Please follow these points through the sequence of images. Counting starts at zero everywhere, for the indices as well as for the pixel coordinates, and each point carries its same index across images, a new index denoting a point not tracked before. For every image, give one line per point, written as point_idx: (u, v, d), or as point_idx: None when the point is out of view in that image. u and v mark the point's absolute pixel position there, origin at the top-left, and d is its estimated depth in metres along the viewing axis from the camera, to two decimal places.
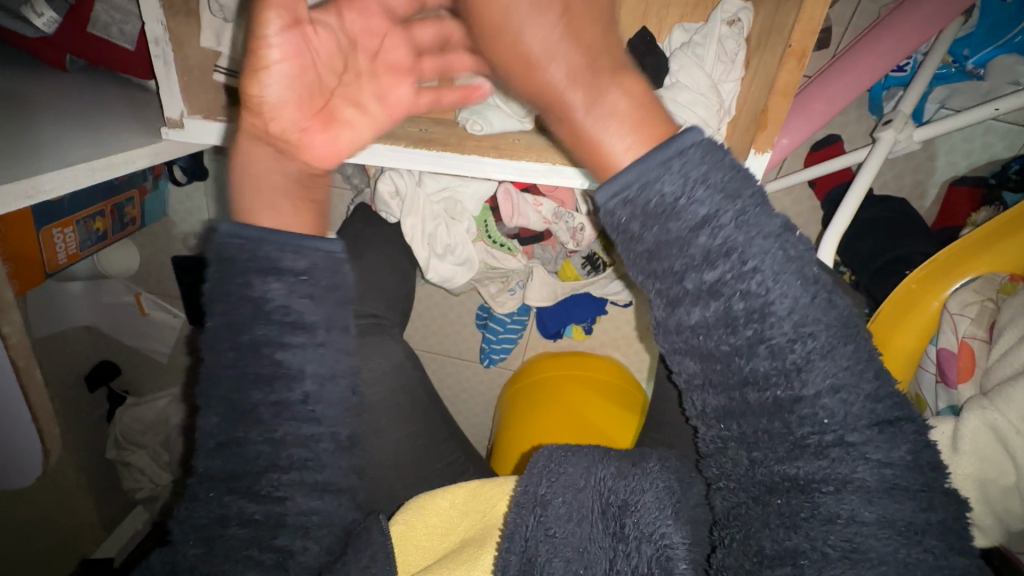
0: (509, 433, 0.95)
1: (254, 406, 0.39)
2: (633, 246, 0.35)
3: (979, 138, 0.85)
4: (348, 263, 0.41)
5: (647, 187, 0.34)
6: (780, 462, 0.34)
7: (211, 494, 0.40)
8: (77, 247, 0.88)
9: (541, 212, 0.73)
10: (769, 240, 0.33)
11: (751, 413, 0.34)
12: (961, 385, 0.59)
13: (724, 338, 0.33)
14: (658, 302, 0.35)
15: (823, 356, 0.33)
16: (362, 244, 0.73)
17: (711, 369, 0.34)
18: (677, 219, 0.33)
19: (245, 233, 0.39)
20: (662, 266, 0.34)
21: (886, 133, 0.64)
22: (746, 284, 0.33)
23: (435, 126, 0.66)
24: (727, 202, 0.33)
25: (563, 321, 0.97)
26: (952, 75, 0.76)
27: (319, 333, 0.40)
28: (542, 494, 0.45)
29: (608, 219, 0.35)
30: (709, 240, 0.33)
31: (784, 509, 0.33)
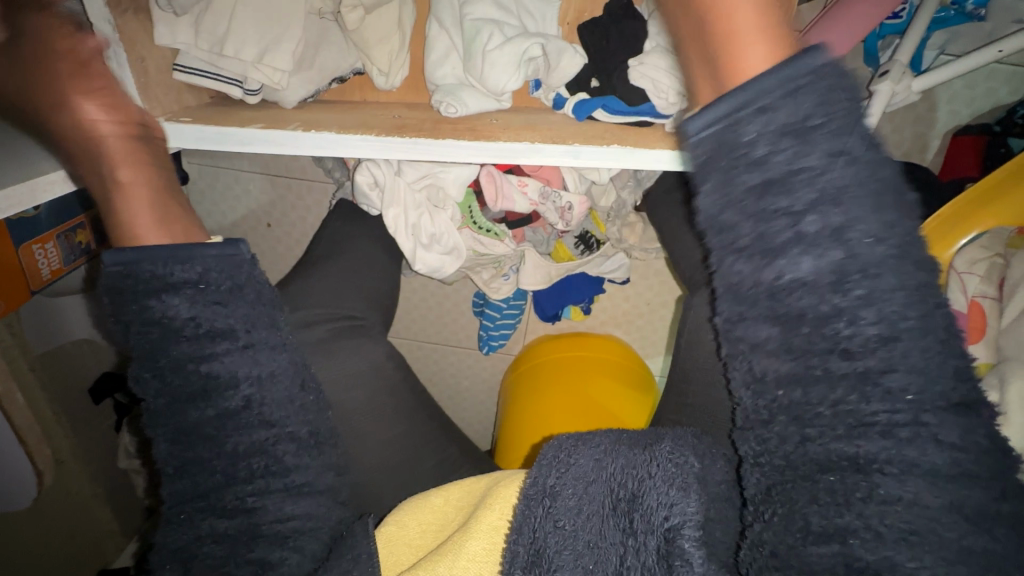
0: (514, 420, 0.94)
1: (196, 425, 0.41)
2: (740, 174, 0.33)
3: (982, 83, 0.81)
4: (250, 265, 0.44)
5: (788, 100, 0.31)
6: (838, 440, 0.31)
7: (182, 517, 0.41)
8: (61, 262, 0.86)
9: (528, 193, 0.70)
10: (877, 185, 0.32)
11: (825, 381, 0.32)
12: (973, 347, 0.57)
13: (828, 296, 0.31)
14: (752, 250, 0.33)
15: (876, 308, 0.31)
16: (341, 242, 0.71)
17: (792, 332, 0.32)
18: (799, 157, 0.31)
19: (123, 258, 0.41)
20: (775, 203, 0.32)
21: (883, 85, 0.60)
22: (867, 229, 0.31)
23: (409, 113, 0.63)
24: (862, 134, 0.32)
25: (560, 302, 0.95)
26: (952, 17, 0.72)
27: (241, 337, 0.42)
28: (552, 485, 0.43)
29: (727, 137, 0.33)
30: (839, 170, 0.31)
31: (822, 490, 0.31)
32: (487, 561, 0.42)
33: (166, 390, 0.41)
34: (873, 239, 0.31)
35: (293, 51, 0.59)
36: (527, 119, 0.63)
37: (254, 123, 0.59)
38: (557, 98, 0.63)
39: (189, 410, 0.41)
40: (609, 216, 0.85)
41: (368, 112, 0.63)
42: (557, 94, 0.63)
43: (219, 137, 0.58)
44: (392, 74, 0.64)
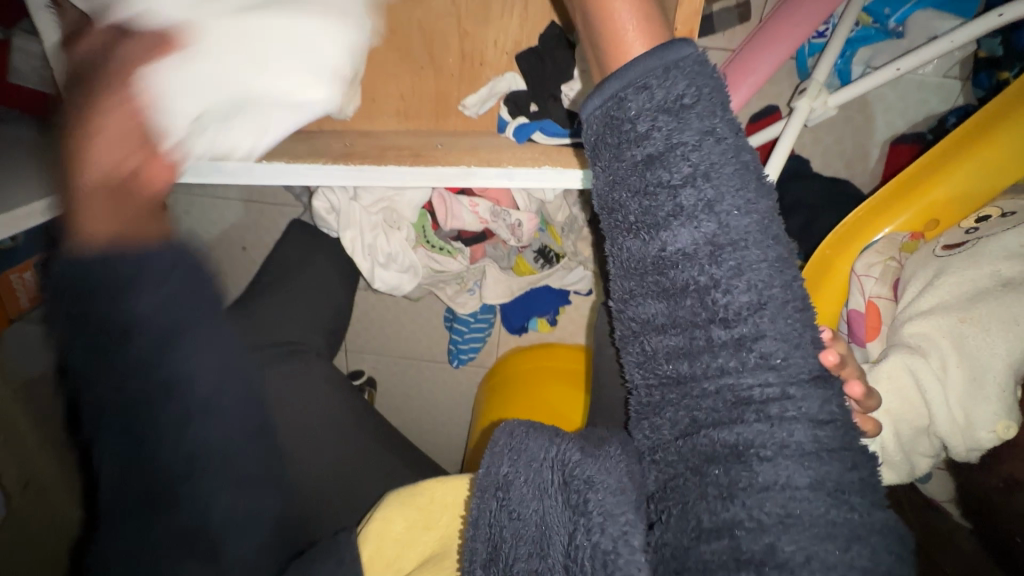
0: (484, 429, 0.98)
1: None
2: (627, 152, 0.32)
3: (914, 94, 0.85)
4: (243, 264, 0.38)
5: (668, 79, 0.31)
6: (721, 430, 0.31)
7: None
8: (38, 291, 0.89)
9: (478, 211, 0.74)
10: (749, 172, 0.32)
11: (707, 351, 0.32)
12: (870, 343, 0.60)
13: (703, 266, 0.31)
14: (636, 227, 0.33)
15: (763, 286, 0.31)
16: (295, 267, 0.74)
17: (677, 305, 0.32)
18: (675, 132, 0.31)
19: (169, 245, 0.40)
20: (656, 177, 0.31)
21: (802, 102, 0.64)
22: (736, 201, 0.31)
23: (360, 140, 0.67)
24: (729, 117, 0.32)
25: (526, 313, 0.99)
26: (874, 35, 0.76)
27: (225, 357, 0.41)
28: (505, 474, 0.44)
29: (616, 114, 0.32)
30: (710, 148, 0.31)
31: (715, 480, 0.31)
32: None
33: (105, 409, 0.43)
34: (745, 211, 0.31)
35: None
36: (473, 143, 0.67)
37: None
38: (501, 121, 0.68)
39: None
40: (565, 230, 0.87)
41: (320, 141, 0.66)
42: (501, 116, 0.68)
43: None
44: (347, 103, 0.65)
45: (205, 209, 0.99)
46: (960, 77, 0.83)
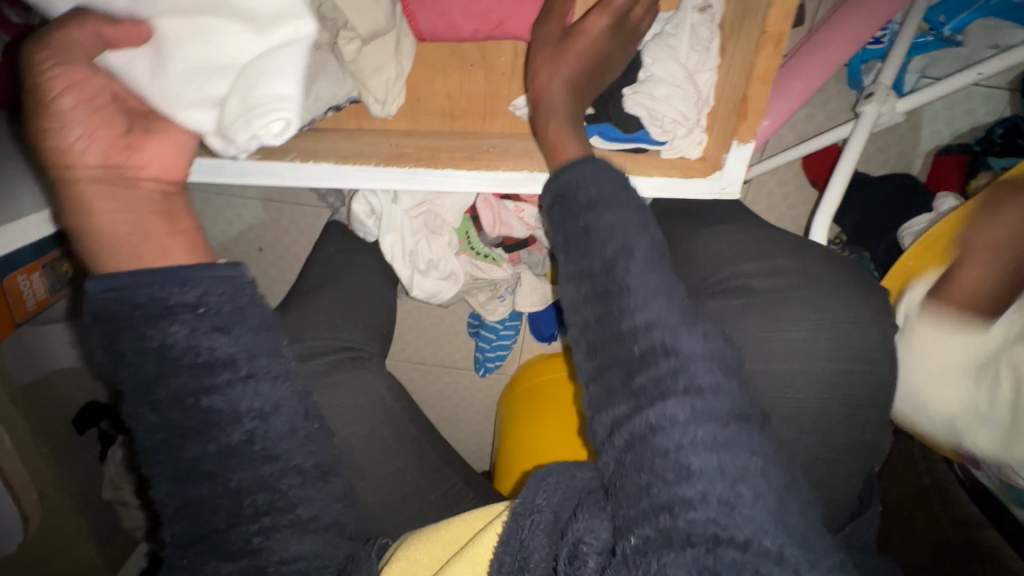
0: (511, 441, 0.95)
1: (198, 462, 0.38)
2: (570, 235, 0.43)
3: (961, 104, 0.84)
4: (251, 288, 0.41)
5: (588, 183, 0.43)
6: (668, 428, 0.35)
7: (185, 562, 0.38)
8: (48, 292, 0.84)
9: (525, 218, 0.71)
10: (654, 247, 0.42)
11: (631, 380, 0.38)
12: None
13: (618, 312, 0.39)
14: (580, 288, 0.42)
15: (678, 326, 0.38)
16: (331, 273, 0.70)
17: (607, 346, 0.39)
18: (622, 275, 0.40)
19: (121, 282, 0.38)
20: (583, 253, 0.42)
21: (869, 107, 0.63)
22: (641, 264, 0.40)
23: (407, 141, 0.63)
24: (634, 205, 0.43)
25: (558, 322, 0.95)
26: (930, 43, 0.74)
27: (243, 366, 0.39)
28: (537, 503, 0.41)
29: (565, 208, 0.44)
30: (620, 231, 0.41)
31: (654, 481, 0.34)
32: None
33: (151, 432, 0.39)
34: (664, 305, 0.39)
35: None
36: (524, 146, 0.63)
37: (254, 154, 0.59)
38: None
39: (173, 452, 0.38)
40: None
41: (363, 141, 0.63)
42: None
43: (216, 170, 0.59)
44: (389, 103, 0.61)
45: (223, 208, 0.94)
46: (1009, 89, 0.82)
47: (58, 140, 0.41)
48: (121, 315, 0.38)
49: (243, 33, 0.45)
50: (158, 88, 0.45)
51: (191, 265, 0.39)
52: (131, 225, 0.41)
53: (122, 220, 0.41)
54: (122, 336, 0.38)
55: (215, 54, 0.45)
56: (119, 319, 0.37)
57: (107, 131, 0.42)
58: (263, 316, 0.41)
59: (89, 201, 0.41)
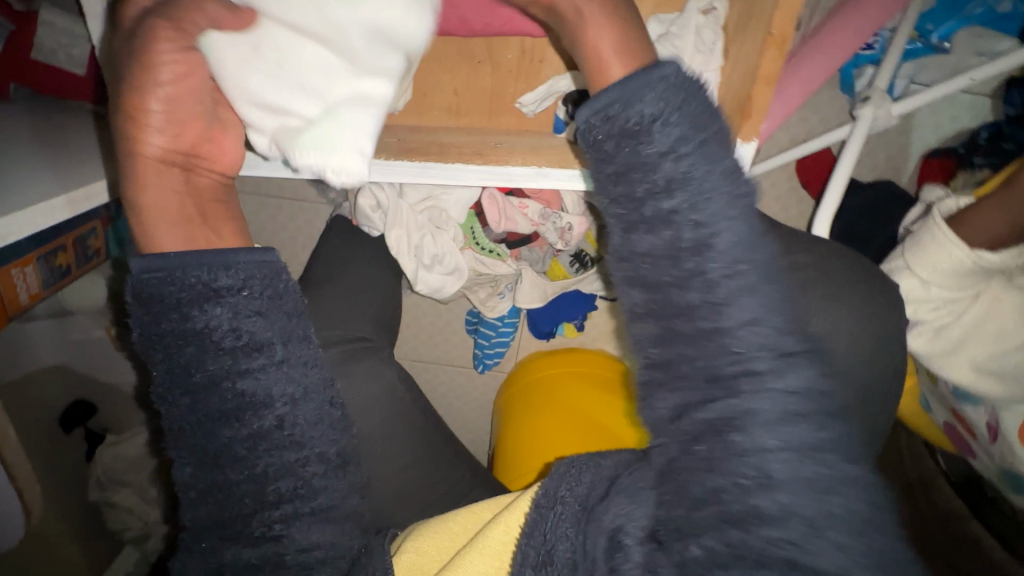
0: (509, 438, 0.95)
1: (225, 446, 0.39)
2: (604, 167, 0.37)
3: (946, 111, 0.87)
4: (288, 274, 0.42)
5: (634, 105, 0.36)
6: (734, 404, 0.33)
7: (203, 546, 0.39)
8: (41, 286, 0.82)
9: (528, 214, 0.72)
10: (721, 173, 0.35)
11: (693, 359, 0.35)
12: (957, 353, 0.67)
13: (668, 268, 0.35)
14: (634, 226, 0.37)
15: (747, 293, 0.34)
16: (337, 267, 0.70)
17: (664, 319, 0.36)
18: (680, 225, 0.35)
19: (165, 264, 0.38)
20: (638, 177, 0.36)
21: (867, 110, 0.65)
22: (700, 215, 0.35)
23: (413, 136, 0.64)
24: (702, 140, 0.35)
25: (555, 320, 0.95)
26: (920, 50, 0.77)
27: (279, 351, 0.40)
28: (563, 495, 0.41)
29: (596, 139, 0.37)
30: (678, 162, 0.35)
31: (728, 485, 0.32)
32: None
33: (182, 414, 0.39)
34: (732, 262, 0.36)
35: None
36: (532, 144, 0.64)
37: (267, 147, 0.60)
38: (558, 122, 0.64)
39: (200, 435, 0.39)
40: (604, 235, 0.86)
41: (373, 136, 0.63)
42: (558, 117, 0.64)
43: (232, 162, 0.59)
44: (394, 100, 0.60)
45: None
46: (991, 96, 0.86)
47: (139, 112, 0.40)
48: (165, 295, 0.38)
49: (339, 68, 0.39)
50: (233, 82, 0.40)
51: (232, 248, 0.40)
52: (184, 207, 0.42)
53: (178, 201, 0.42)
54: (167, 316, 0.38)
55: (303, 74, 0.39)
56: (160, 300, 0.38)
57: (197, 118, 0.42)
58: (301, 304, 0.42)
59: (153, 177, 0.41)
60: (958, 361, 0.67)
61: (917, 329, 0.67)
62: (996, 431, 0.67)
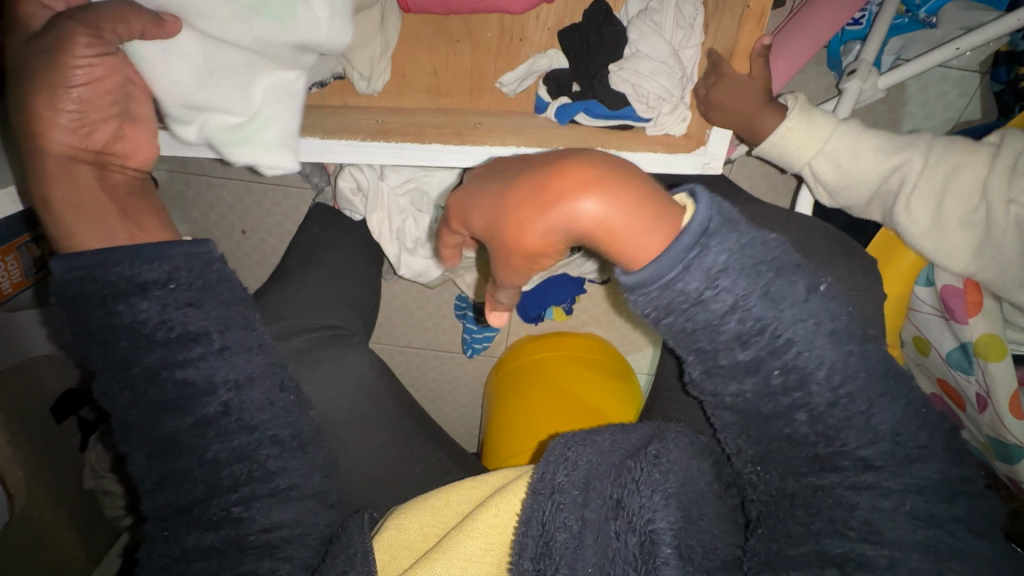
0: (499, 422, 0.95)
1: (173, 436, 0.39)
2: (671, 327, 0.34)
3: (935, 86, 0.86)
4: (220, 262, 0.42)
5: (685, 273, 0.32)
6: (811, 475, 0.33)
7: (166, 533, 0.39)
8: (23, 274, 0.82)
9: None
10: (787, 264, 0.33)
11: (787, 454, 0.34)
12: (971, 320, 0.63)
13: (772, 399, 0.34)
14: (700, 355, 0.34)
15: (860, 415, 0.33)
16: (316, 251, 0.70)
17: (756, 418, 0.35)
18: (786, 351, 0.33)
19: (85, 262, 0.38)
20: (703, 321, 0.33)
21: (851, 84, 0.65)
22: (787, 321, 0.32)
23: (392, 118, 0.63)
24: (763, 270, 0.32)
25: (544, 304, 0.95)
26: (907, 25, 0.76)
27: (216, 339, 0.40)
28: (560, 482, 0.44)
29: (669, 299, 0.32)
30: (736, 289, 0.32)
31: (830, 532, 0.31)
32: (482, 560, 0.44)
33: (154, 394, 0.39)
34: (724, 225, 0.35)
35: None
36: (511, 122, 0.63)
37: None
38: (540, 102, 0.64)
39: (171, 415, 0.39)
40: None
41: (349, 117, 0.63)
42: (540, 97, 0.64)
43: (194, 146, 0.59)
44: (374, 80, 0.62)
45: (203, 189, 0.93)
46: (980, 71, 0.84)
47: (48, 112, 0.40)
48: (91, 293, 0.38)
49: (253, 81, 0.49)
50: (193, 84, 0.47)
51: (156, 243, 0.40)
52: (97, 203, 0.42)
53: (82, 197, 0.42)
54: (94, 314, 0.38)
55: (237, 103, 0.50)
56: (84, 298, 0.38)
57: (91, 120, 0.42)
58: (237, 290, 0.42)
59: (63, 176, 0.41)
60: (949, 233, 0.61)
61: (903, 202, 0.62)
62: (985, 402, 0.65)
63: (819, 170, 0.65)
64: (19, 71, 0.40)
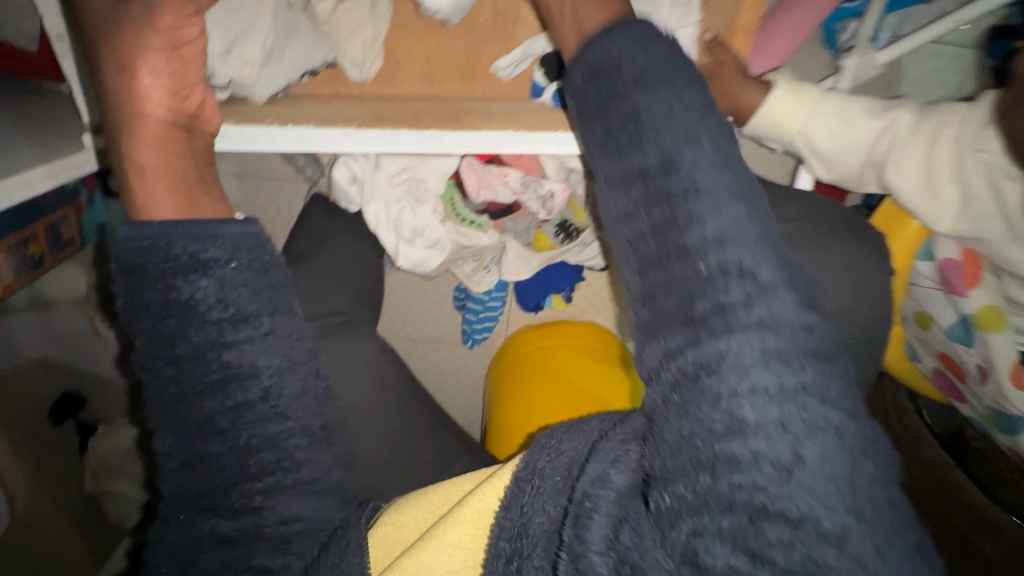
0: (500, 413, 0.95)
1: (210, 417, 0.38)
2: (598, 143, 0.39)
3: (930, 63, 0.86)
4: (272, 245, 0.41)
5: (636, 88, 0.38)
6: (687, 358, 0.33)
7: (180, 518, 0.38)
8: (14, 274, 0.81)
9: (509, 182, 0.71)
10: (718, 137, 0.37)
11: (672, 314, 0.35)
12: (971, 291, 0.64)
13: (653, 230, 0.36)
14: (616, 177, 0.38)
15: (765, 292, 0.33)
16: (316, 243, 0.69)
17: (650, 268, 0.36)
18: (689, 186, 0.35)
19: (151, 233, 0.37)
20: (628, 131, 0.37)
21: (849, 61, 0.65)
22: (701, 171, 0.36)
23: (387, 104, 0.63)
24: (698, 134, 0.37)
25: (543, 291, 0.94)
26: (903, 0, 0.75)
27: (264, 322, 0.39)
28: (541, 468, 0.38)
29: (609, 103, 0.38)
30: (672, 119, 0.37)
31: (698, 431, 0.31)
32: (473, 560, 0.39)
33: (163, 386, 0.38)
34: (691, 131, 0.36)
35: (263, 43, 0.55)
36: (509, 107, 0.63)
37: (227, 119, 0.58)
38: (536, 86, 0.64)
39: (181, 407, 0.38)
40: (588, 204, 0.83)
41: (342, 107, 0.62)
42: (537, 81, 0.63)
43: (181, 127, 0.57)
44: (366, 66, 0.61)
45: None
46: (974, 47, 0.84)
47: (143, 65, 0.42)
48: (151, 266, 0.37)
49: None
50: None
51: (212, 220, 0.39)
52: (171, 167, 0.42)
53: (168, 163, 0.42)
54: (152, 288, 0.37)
55: None
56: (140, 272, 0.37)
57: (186, 65, 0.44)
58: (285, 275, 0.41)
59: (159, 141, 0.42)
60: (942, 194, 0.61)
61: (894, 163, 0.62)
62: (985, 373, 0.66)
63: (811, 137, 0.64)
64: (123, 31, 0.42)
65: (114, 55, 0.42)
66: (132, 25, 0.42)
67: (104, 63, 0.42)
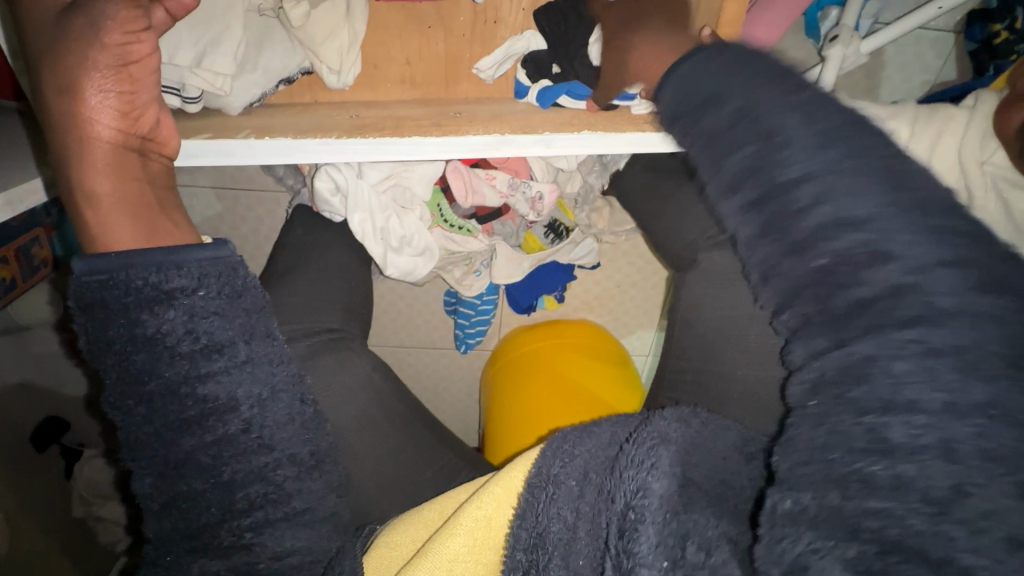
0: (496, 418, 0.94)
1: (189, 454, 0.36)
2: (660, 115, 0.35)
3: (911, 49, 0.86)
4: (242, 268, 0.40)
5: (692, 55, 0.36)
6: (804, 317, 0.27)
7: (168, 559, 0.36)
8: None
9: (496, 185, 0.70)
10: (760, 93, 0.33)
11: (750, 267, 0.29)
12: None
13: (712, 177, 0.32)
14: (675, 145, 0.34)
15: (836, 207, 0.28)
16: (301, 256, 0.67)
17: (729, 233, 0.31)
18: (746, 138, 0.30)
19: (108, 266, 0.36)
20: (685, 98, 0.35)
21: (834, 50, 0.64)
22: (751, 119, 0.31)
23: (367, 110, 0.61)
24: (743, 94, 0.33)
25: (535, 292, 0.92)
26: None
27: (240, 351, 0.37)
28: (555, 475, 0.39)
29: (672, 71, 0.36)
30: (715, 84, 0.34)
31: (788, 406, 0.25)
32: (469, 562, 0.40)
33: (137, 424, 0.36)
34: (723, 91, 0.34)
35: (233, 53, 0.53)
36: (493, 109, 0.62)
37: (202, 133, 0.54)
38: (521, 87, 0.63)
39: (158, 446, 0.36)
40: (575, 203, 0.83)
41: (321, 115, 0.60)
42: (521, 82, 0.62)
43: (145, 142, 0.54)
44: (344, 72, 0.58)
45: None
46: (954, 31, 0.84)
47: (90, 86, 0.39)
48: (111, 301, 0.35)
49: None
50: None
51: (177, 247, 0.38)
52: (127, 193, 0.40)
53: (121, 189, 0.40)
54: (114, 322, 0.35)
55: None
56: (102, 306, 0.35)
57: (137, 86, 0.41)
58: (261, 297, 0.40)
59: (108, 166, 0.40)
60: None
61: None
62: None
63: None
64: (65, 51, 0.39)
65: (55, 79, 0.39)
66: (73, 43, 0.39)
67: (43, 85, 0.40)
